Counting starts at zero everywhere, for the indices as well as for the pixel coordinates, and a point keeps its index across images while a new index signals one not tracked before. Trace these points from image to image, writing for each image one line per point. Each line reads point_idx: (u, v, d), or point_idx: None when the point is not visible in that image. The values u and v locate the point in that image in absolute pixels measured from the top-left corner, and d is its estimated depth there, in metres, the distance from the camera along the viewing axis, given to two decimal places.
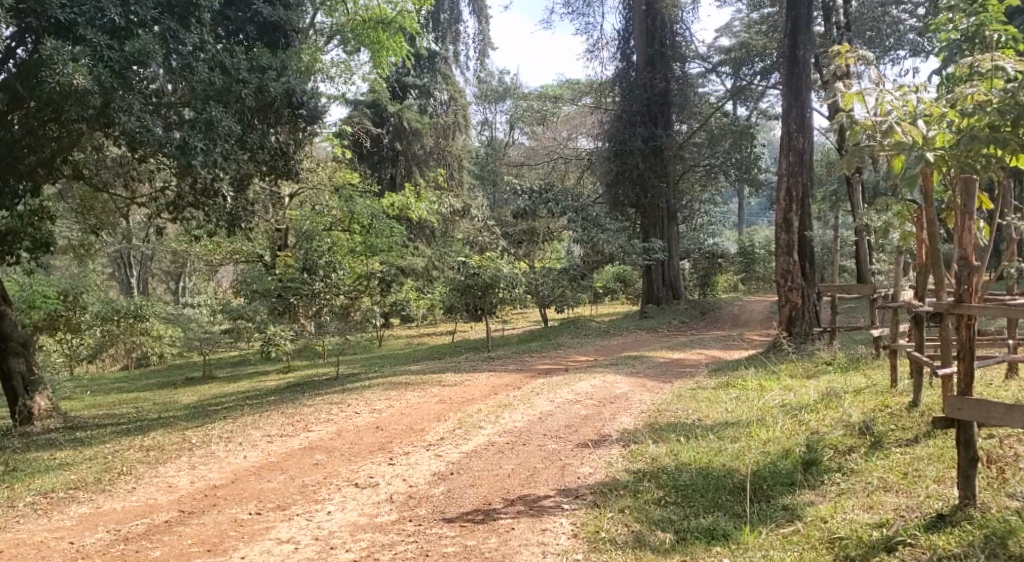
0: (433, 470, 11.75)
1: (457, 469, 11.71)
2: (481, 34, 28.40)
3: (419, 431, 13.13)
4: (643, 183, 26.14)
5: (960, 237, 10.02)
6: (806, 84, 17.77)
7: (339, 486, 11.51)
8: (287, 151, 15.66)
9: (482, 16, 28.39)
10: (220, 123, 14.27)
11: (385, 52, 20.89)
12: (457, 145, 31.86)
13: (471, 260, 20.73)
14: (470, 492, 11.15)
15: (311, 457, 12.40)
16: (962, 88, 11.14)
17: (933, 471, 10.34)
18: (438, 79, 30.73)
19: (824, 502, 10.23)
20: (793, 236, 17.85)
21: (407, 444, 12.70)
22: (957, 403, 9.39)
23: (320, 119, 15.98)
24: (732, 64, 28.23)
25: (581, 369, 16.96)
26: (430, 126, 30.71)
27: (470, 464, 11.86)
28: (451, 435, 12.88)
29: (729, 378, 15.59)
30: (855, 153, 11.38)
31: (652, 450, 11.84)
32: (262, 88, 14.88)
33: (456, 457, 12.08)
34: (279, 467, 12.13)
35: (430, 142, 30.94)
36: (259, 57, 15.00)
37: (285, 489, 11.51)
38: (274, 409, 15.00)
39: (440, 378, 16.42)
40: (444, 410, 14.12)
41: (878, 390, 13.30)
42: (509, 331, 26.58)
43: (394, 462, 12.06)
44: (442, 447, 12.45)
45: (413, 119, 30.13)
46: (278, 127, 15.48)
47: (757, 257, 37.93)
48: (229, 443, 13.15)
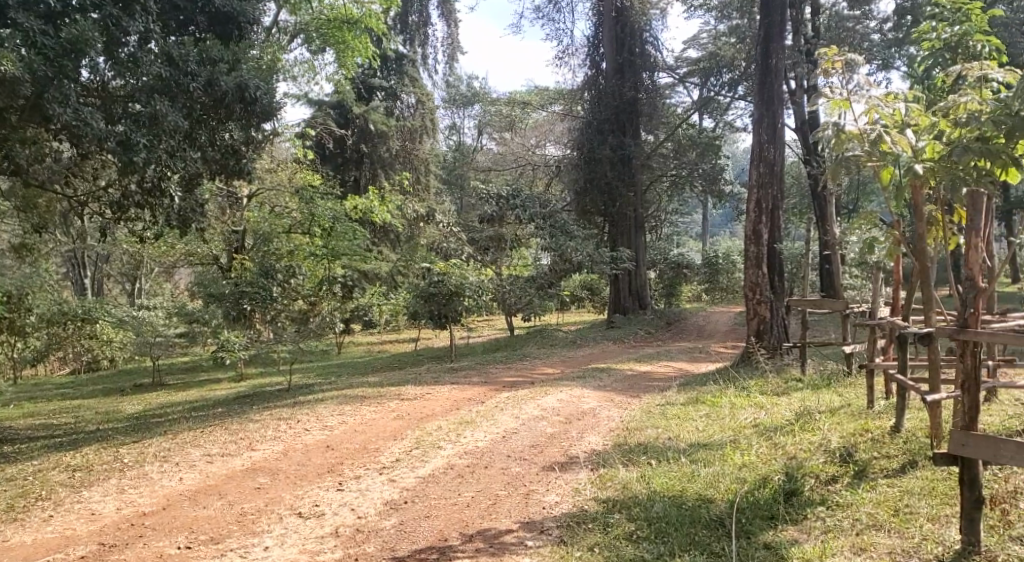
0: (385, 498, 10.94)
1: (411, 497, 10.91)
2: (450, 37, 27.60)
3: (372, 452, 12.29)
4: (611, 192, 25.28)
5: (965, 255, 9.07)
6: (779, 94, 17.09)
7: (281, 515, 10.68)
8: (239, 149, 14.52)
9: (451, 18, 27.59)
10: (166, 118, 13.28)
11: (350, 51, 19.97)
12: (426, 149, 30.94)
13: (436, 266, 19.83)
14: (424, 525, 10.37)
15: (252, 480, 11.54)
16: (953, 95, 10.36)
17: (925, 508, 9.68)
18: (405, 81, 30.03)
19: (809, 542, 9.53)
20: (762, 248, 17.20)
21: (359, 466, 11.87)
22: (960, 439, 8.84)
23: (273, 118, 14.77)
24: (701, 76, 27.31)
25: (549, 382, 16.20)
26: (397, 129, 29.71)
27: (426, 491, 11.06)
28: (407, 457, 12.05)
29: (702, 394, 14.85)
30: (840, 162, 10.61)
31: (623, 475, 11.11)
32: (212, 82, 13.86)
33: (412, 483, 11.26)
34: (216, 492, 11.26)
35: (396, 145, 29.74)
36: (209, 49, 13.90)
37: (220, 518, 10.67)
38: (217, 424, 14.06)
39: (398, 390, 15.56)
40: (401, 427, 13.28)
41: (855, 411, 12.56)
42: (474, 340, 25.62)
43: (343, 488, 11.23)
44: (396, 471, 11.62)
45: (379, 122, 28.89)
46: (230, 124, 14.32)
47: (723, 267, 36.97)
48: (164, 463, 12.22)
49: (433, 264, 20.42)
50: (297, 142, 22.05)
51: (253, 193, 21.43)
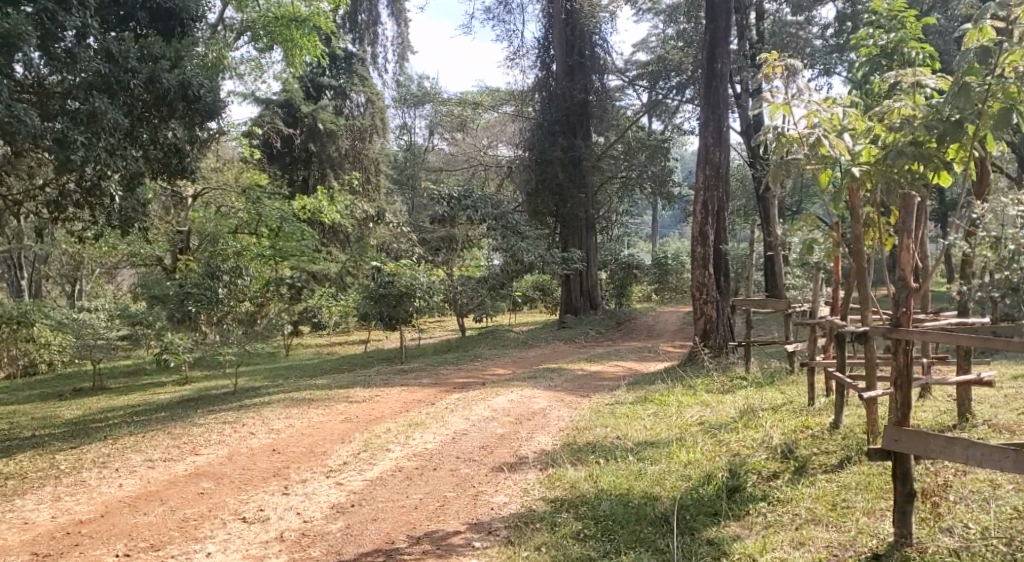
0: (331, 501, 11.03)
1: (358, 501, 11.01)
2: (400, 37, 27.68)
3: (320, 455, 12.37)
4: (562, 193, 25.42)
5: (898, 255, 9.42)
6: (724, 97, 17.39)
7: (224, 521, 10.74)
8: (182, 148, 14.47)
9: (401, 18, 27.68)
10: (104, 115, 13.14)
11: (297, 50, 20.02)
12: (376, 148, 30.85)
13: (386, 268, 19.89)
14: (371, 528, 10.48)
15: (195, 486, 11.58)
16: (888, 100, 10.53)
17: (862, 503, 9.95)
18: (354, 80, 30.01)
19: (750, 537, 9.75)
20: (708, 248, 17.49)
21: (306, 469, 11.95)
22: (894, 434, 8.99)
23: (218, 117, 14.84)
24: (650, 78, 27.68)
25: (498, 383, 16.35)
26: (347, 128, 29.59)
27: (373, 493, 11.17)
28: (354, 460, 12.14)
29: (648, 393, 15.09)
30: (780, 166, 10.83)
31: (570, 475, 11.30)
32: (154, 79, 13.81)
33: (359, 486, 11.37)
34: (158, 498, 11.29)
35: (346, 144, 29.59)
36: (150, 46, 13.90)
37: (160, 525, 10.70)
38: (160, 428, 14.05)
39: (347, 393, 15.63)
40: (349, 430, 13.36)
41: (797, 408, 12.85)
42: (424, 341, 25.72)
43: (289, 493, 11.31)
44: (343, 474, 11.72)
45: (328, 121, 28.79)
46: (172, 122, 14.33)
47: (672, 267, 37.32)
48: (103, 469, 12.21)
49: (383, 265, 20.50)
50: (244, 142, 21.99)
51: (198, 193, 21.37)
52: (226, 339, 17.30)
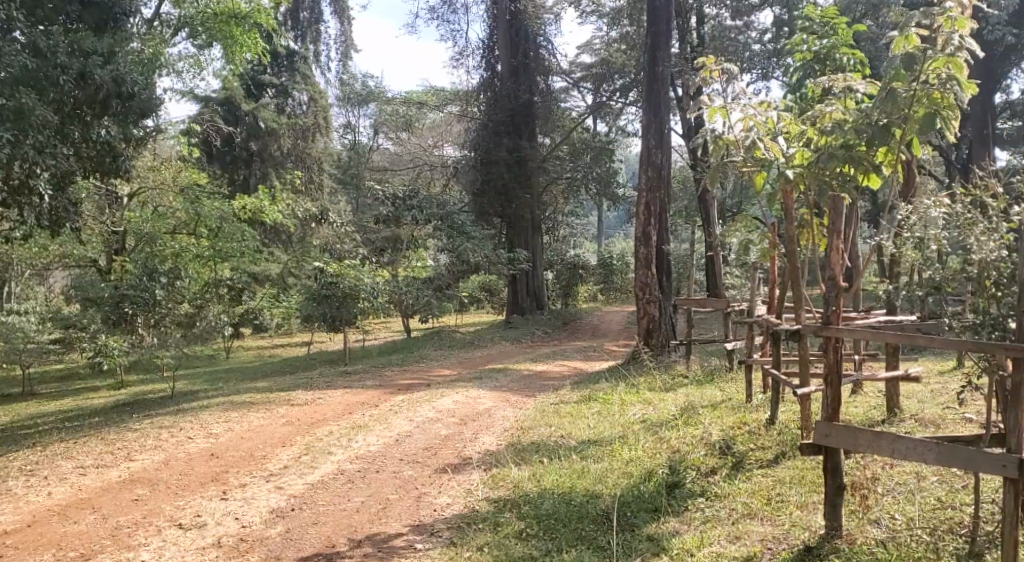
0: (272, 506, 11.11)
1: (298, 504, 11.09)
2: (344, 35, 27.66)
3: (260, 459, 12.41)
4: (507, 194, 25.50)
5: (827, 256, 9.74)
6: (666, 100, 17.66)
7: (160, 527, 10.78)
8: (116, 146, 14.44)
9: (344, 16, 27.67)
10: (33, 112, 12.90)
11: (237, 46, 19.95)
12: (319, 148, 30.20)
13: (328, 268, 19.78)
14: (311, 532, 10.57)
15: (129, 492, 11.58)
16: (821, 105, 10.71)
17: (796, 496, 10.24)
18: (296, 79, 29.39)
19: (689, 532, 9.99)
20: (651, 249, 17.74)
21: (245, 474, 12.00)
22: (825, 429, 9.29)
23: (151, 113, 14.81)
24: (594, 80, 27.94)
25: (444, 384, 16.47)
26: (290, 126, 29.23)
27: (314, 497, 11.26)
28: (296, 463, 12.22)
29: (592, 392, 15.30)
30: (717, 167, 11.18)
31: (514, 475, 11.46)
32: (85, 75, 13.61)
33: (300, 490, 11.44)
34: (90, 506, 11.29)
35: (288, 143, 29.11)
36: (81, 40, 13.64)
37: (92, 533, 10.71)
38: (92, 434, 13.99)
39: (289, 396, 15.65)
40: (290, 434, 13.40)
41: (736, 405, 13.14)
42: (368, 343, 25.73)
43: (227, 498, 11.35)
44: (283, 478, 11.79)
45: (269, 119, 28.46)
46: (105, 120, 14.24)
47: (618, 267, 37.61)
48: (31, 477, 12.17)
49: (326, 263, 20.22)
50: (182, 140, 21.84)
51: (134, 192, 21.12)
52: (163, 342, 17.22)
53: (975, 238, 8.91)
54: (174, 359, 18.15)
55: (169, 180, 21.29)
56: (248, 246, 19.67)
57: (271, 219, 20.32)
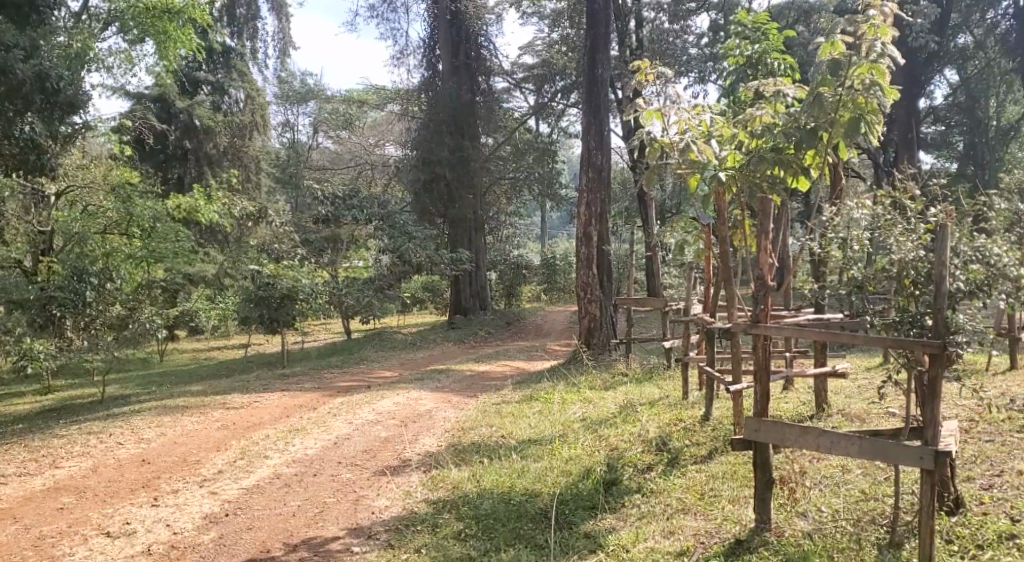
0: (204, 511, 11.15)
1: (232, 510, 11.14)
2: (282, 32, 27.50)
3: (193, 464, 12.40)
4: (450, 193, 25.53)
5: (758, 255, 9.99)
6: (606, 101, 17.89)
7: (86, 537, 10.79)
8: (40, 143, 14.36)
9: (282, 13, 27.56)
10: None
11: (172, 42, 19.66)
12: (256, 146, 29.01)
13: (265, 269, 19.67)
14: (245, 537, 10.65)
15: (55, 501, 11.54)
16: (751, 108, 10.98)
17: (728, 491, 10.49)
18: (234, 76, 28.26)
19: (625, 528, 10.19)
20: (593, 249, 17.93)
21: (178, 480, 11.98)
22: (754, 425, 9.58)
23: (79, 110, 14.65)
24: (535, 81, 28.06)
25: (384, 386, 16.52)
26: (225, 124, 27.88)
27: (248, 502, 11.31)
28: (231, 468, 12.22)
29: (533, 391, 15.46)
30: (654, 169, 11.38)
31: (453, 475, 11.59)
32: (7, 70, 13.49)
33: (234, 495, 11.48)
34: (12, 516, 11.25)
35: (225, 141, 27.93)
36: (3, 33, 13.44)
37: (14, 544, 10.69)
38: (16, 442, 13.86)
39: (224, 399, 15.61)
40: (225, 438, 13.38)
41: (673, 402, 13.38)
42: (307, 344, 25.65)
43: (157, 504, 11.36)
44: (217, 483, 11.81)
45: (204, 117, 27.06)
46: (29, 116, 14.09)
47: (561, 267, 37.79)
48: None
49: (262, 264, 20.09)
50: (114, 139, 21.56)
51: (61, 192, 18.88)
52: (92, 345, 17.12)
53: (895, 239, 9.32)
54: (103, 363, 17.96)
55: (106, 179, 19.55)
56: (184, 247, 19.08)
57: (208, 218, 19.93)
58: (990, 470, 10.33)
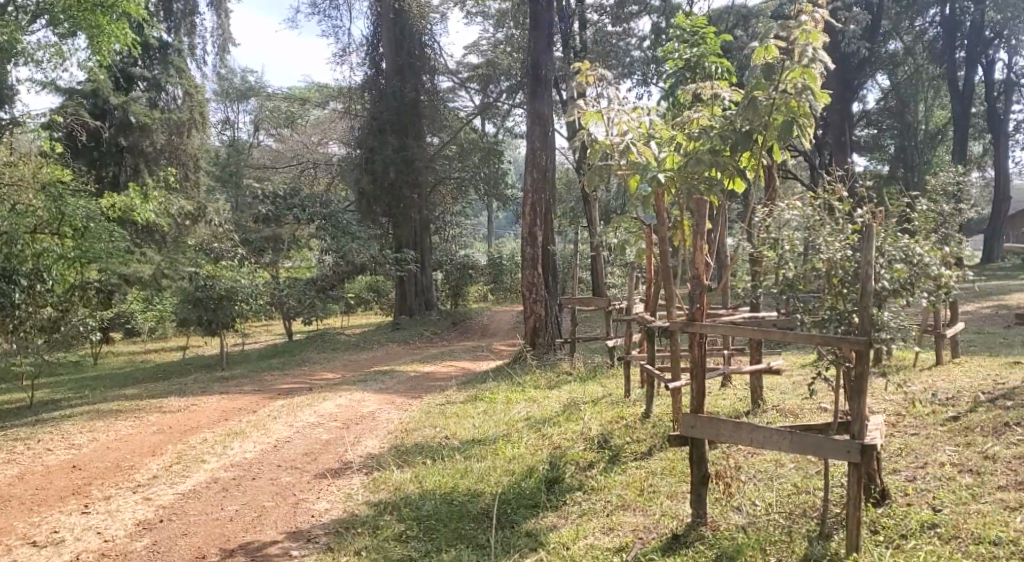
0: (137, 518, 11.17)
1: (167, 516, 11.16)
2: (221, 28, 27.16)
3: (127, 470, 12.34)
4: (395, 193, 25.41)
5: (693, 255, 10.15)
6: (550, 101, 18.04)
7: (11, 546, 10.76)
8: None
9: (221, 9, 27.24)
10: None
11: (106, 37, 18.15)
12: (195, 144, 26.81)
13: (203, 270, 19.50)
14: (180, 543, 10.71)
15: None
16: (688, 111, 11.33)
17: (667, 486, 10.69)
18: (171, 71, 26.07)
19: (565, 526, 10.37)
20: (538, 249, 18.06)
21: (110, 486, 11.94)
22: (690, 421, 9.83)
23: None
24: (480, 81, 28.03)
25: (326, 388, 16.52)
26: (163, 121, 25.81)
27: (184, 507, 11.34)
28: (166, 473, 12.19)
29: (477, 391, 15.56)
30: (595, 171, 11.53)
31: (395, 477, 11.67)
32: None
33: (169, 500, 11.49)
34: None
35: (162, 139, 25.89)
36: None
37: None
38: None
39: (160, 403, 15.51)
40: (160, 442, 13.32)
41: (615, 400, 13.58)
42: (248, 346, 25.50)
43: (88, 511, 11.34)
44: (152, 488, 11.79)
45: (140, 114, 25.22)
46: None
47: (507, 268, 37.85)
48: None
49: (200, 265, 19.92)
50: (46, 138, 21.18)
51: None
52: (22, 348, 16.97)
53: (824, 240, 9.61)
54: (33, 366, 17.76)
55: (30, 177, 16.64)
56: (118, 246, 17.38)
57: (144, 217, 18.85)
58: (914, 463, 10.64)
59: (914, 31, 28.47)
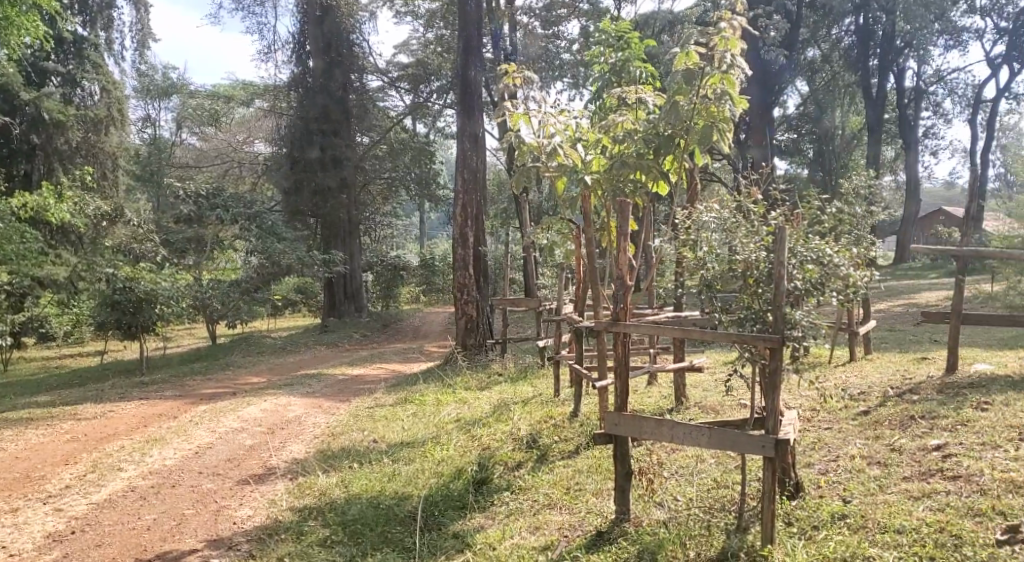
0: (47, 530, 11.13)
1: (79, 527, 11.16)
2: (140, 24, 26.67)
3: (37, 480, 12.20)
4: (321, 192, 25.28)
5: (617, 256, 10.37)
6: (479, 102, 18.16)
7: None
8: None
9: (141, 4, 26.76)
10: None
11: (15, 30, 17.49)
12: (114, 143, 23.22)
13: (121, 273, 19.20)
14: (94, 556, 10.73)
15: None
16: (613, 115, 11.24)
17: (592, 484, 10.86)
18: (86, 66, 22.72)
19: (492, 527, 10.54)
20: (469, 250, 18.16)
21: (19, 497, 11.81)
22: (614, 419, 10.07)
23: None
24: (410, 81, 27.58)
25: (250, 392, 16.42)
26: (78, 117, 22.43)
27: (98, 518, 11.31)
28: (80, 482, 12.07)
29: (408, 394, 15.59)
30: (522, 172, 11.50)
31: (321, 483, 11.69)
32: None
33: (81, 511, 11.44)
34: None
35: (77, 137, 22.49)
36: None
37: None
38: None
39: (75, 410, 15.28)
40: (74, 450, 13.16)
41: (544, 400, 13.72)
42: (170, 350, 25.22)
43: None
44: (64, 499, 11.71)
45: (54, 110, 21.77)
46: None
47: (439, 268, 37.80)
48: None
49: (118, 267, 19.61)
50: None
51: None
52: None
53: (740, 241, 9.92)
54: None
55: None
56: (30, 247, 18.26)
57: (59, 216, 18.59)
58: (827, 456, 10.93)
59: (831, 39, 28.66)
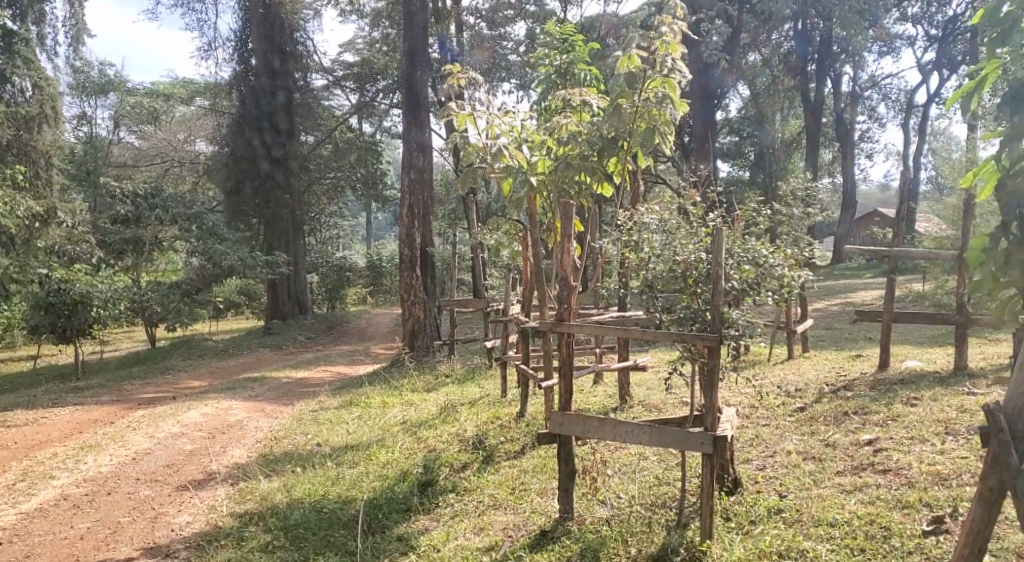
0: None
1: (9, 537, 10.98)
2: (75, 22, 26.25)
3: None
4: (265, 193, 25.03)
5: (560, 258, 10.48)
6: (424, 102, 18.13)
7: None
8: None
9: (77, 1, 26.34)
10: None
11: None
12: (48, 141, 22.39)
13: (55, 275, 18.89)
14: None
15: None
16: (556, 116, 11.27)
17: (536, 484, 10.92)
18: (16, 60, 21.98)
19: (437, 528, 10.52)
20: (416, 251, 18.15)
21: None
22: (558, 419, 10.12)
23: None
24: (355, 80, 27.62)
25: (190, 397, 16.24)
26: (8, 114, 21.33)
27: (29, 528, 11.14)
28: (9, 492, 11.86)
29: (352, 396, 15.52)
30: (468, 174, 11.21)
31: (262, 487, 11.61)
32: None
33: (11, 521, 11.26)
34: None
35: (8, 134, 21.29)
36: None
37: None
38: None
39: (8, 416, 15.00)
40: (6, 459, 12.92)
41: (490, 401, 13.75)
42: (109, 354, 24.88)
43: None
44: None
45: None
46: None
47: (385, 270, 37.64)
48: None
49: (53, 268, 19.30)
50: None
51: None
52: None
53: (679, 241, 10.01)
54: None
55: None
56: None
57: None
58: (764, 452, 11.09)
59: (771, 43, 28.82)
